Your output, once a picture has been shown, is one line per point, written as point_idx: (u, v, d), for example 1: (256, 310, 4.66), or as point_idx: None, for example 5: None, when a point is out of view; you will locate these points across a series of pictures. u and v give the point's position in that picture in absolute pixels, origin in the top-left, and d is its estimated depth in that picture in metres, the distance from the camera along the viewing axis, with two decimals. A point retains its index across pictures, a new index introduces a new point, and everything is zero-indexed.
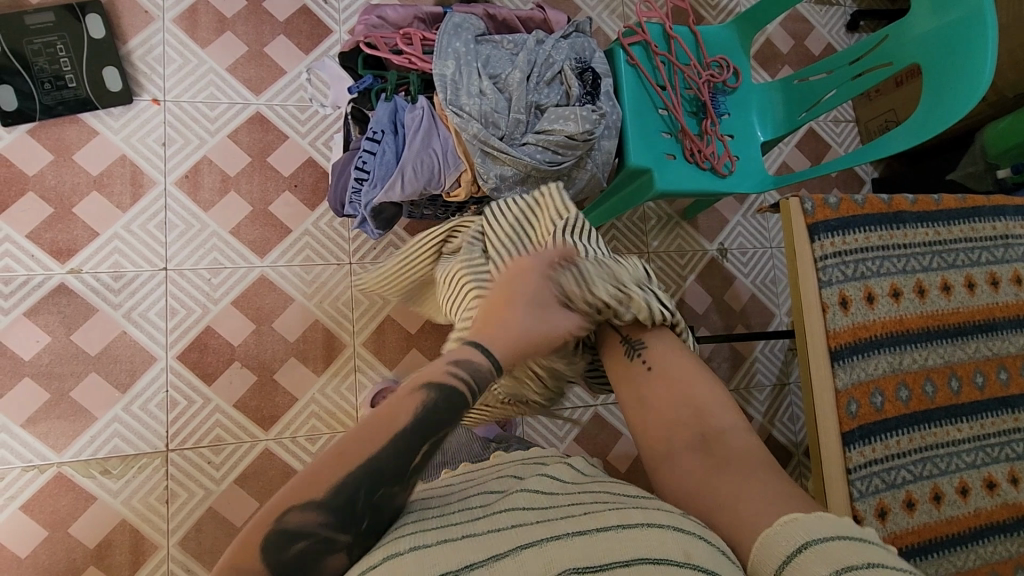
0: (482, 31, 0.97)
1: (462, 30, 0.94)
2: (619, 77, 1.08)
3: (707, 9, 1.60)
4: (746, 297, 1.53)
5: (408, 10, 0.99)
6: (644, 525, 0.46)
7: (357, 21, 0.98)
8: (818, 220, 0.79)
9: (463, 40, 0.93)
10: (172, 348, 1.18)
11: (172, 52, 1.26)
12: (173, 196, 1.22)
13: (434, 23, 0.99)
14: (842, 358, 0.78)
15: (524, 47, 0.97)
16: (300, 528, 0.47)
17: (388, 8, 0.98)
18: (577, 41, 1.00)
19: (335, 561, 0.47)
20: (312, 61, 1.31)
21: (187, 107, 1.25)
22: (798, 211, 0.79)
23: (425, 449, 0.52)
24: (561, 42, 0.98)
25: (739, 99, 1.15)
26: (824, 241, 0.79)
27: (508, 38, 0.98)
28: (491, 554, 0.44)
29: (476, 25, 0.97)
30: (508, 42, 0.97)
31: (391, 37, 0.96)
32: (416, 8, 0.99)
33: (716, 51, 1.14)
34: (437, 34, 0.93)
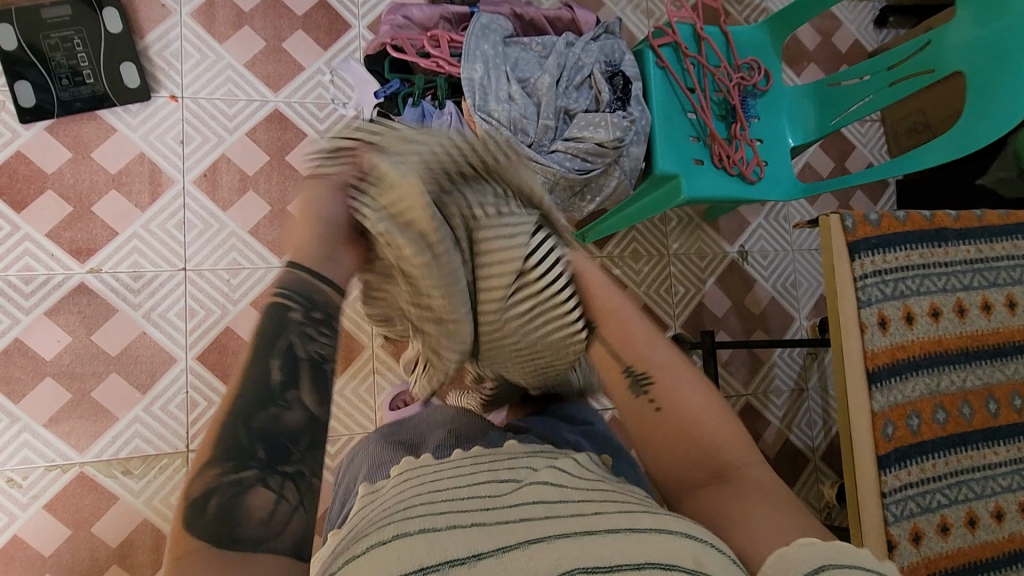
0: (511, 30, 0.95)
1: (492, 30, 0.92)
2: (647, 79, 1.05)
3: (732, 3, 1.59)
4: (766, 301, 1.52)
5: (434, 10, 0.96)
6: (651, 530, 0.47)
7: (383, 21, 0.95)
8: (858, 237, 0.77)
9: (492, 44, 0.91)
10: (191, 349, 1.18)
11: (190, 46, 1.24)
12: (192, 194, 1.21)
13: (460, 20, 0.96)
14: (880, 379, 0.76)
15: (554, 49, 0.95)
16: (208, 488, 0.47)
17: (414, 8, 0.95)
18: (608, 42, 0.97)
19: (258, 499, 0.47)
20: (331, 56, 1.31)
21: (206, 103, 1.23)
22: (839, 228, 0.77)
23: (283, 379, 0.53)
24: (590, 43, 0.96)
25: (770, 102, 1.12)
26: (864, 259, 0.76)
27: (537, 39, 0.95)
28: (498, 546, 0.43)
29: (505, 25, 0.94)
30: (537, 44, 0.94)
31: (419, 38, 0.93)
32: (441, 6, 0.96)
33: (747, 53, 1.11)
34: (465, 37, 0.91)
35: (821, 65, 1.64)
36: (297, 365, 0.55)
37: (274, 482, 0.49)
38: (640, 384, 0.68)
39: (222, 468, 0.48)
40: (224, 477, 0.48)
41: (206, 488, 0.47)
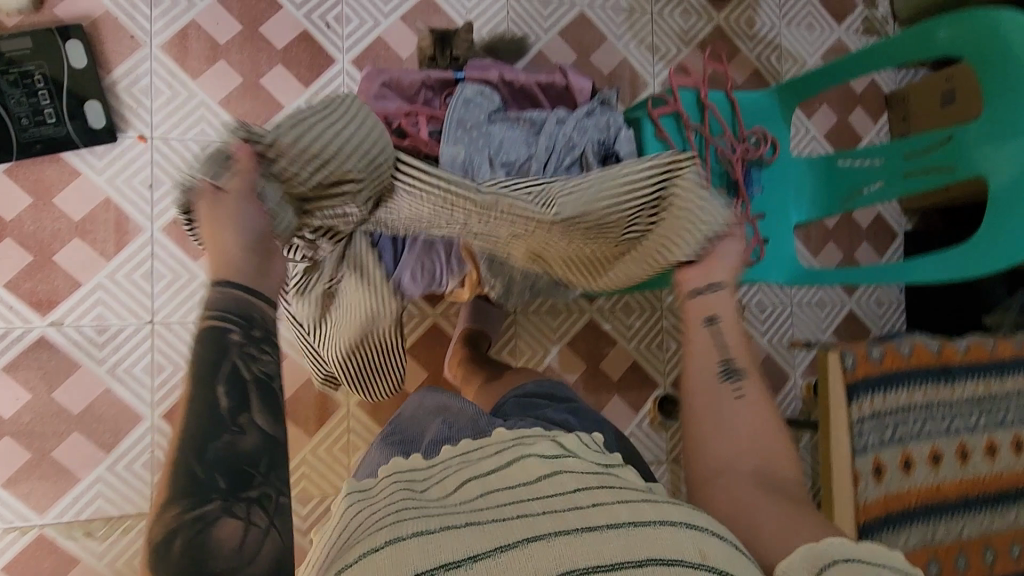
0: (496, 102, 0.87)
1: (475, 105, 0.84)
2: (645, 151, 0.97)
3: (742, 38, 1.49)
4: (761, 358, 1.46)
5: (416, 76, 0.88)
6: (655, 522, 0.44)
7: (359, 91, 0.87)
8: (858, 378, 0.90)
9: (475, 122, 0.83)
10: (158, 407, 1.14)
11: (160, 82, 1.16)
12: (160, 243, 1.15)
13: (444, 87, 0.88)
14: (876, 529, 0.87)
15: (542, 124, 0.86)
16: (173, 527, 0.44)
17: (395, 75, 0.87)
18: (602, 116, 0.89)
19: (229, 528, 0.45)
20: (311, 94, 1.23)
21: (176, 145, 1.16)
22: (839, 369, 0.90)
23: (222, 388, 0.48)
24: (582, 118, 0.88)
25: (776, 174, 1.03)
26: (863, 402, 0.89)
27: (524, 114, 0.87)
28: (496, 546, 0.41)
29: (490, 97, 0.86)
30: (525, 120, 0.86)
31: (397, 109, 0.85)
32: (423, 72, 0.88)
33: (753, 121, 1.02)
34: (446, 114, 0.83)
35: (835, 107, 1.55)
36: (243, 387, 0.49)
37: (240, 509, 0.46)
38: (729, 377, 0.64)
39: (184, 505, 0.44)
40: (187, 515, 0.44)
41: (169, 528, 0.44)
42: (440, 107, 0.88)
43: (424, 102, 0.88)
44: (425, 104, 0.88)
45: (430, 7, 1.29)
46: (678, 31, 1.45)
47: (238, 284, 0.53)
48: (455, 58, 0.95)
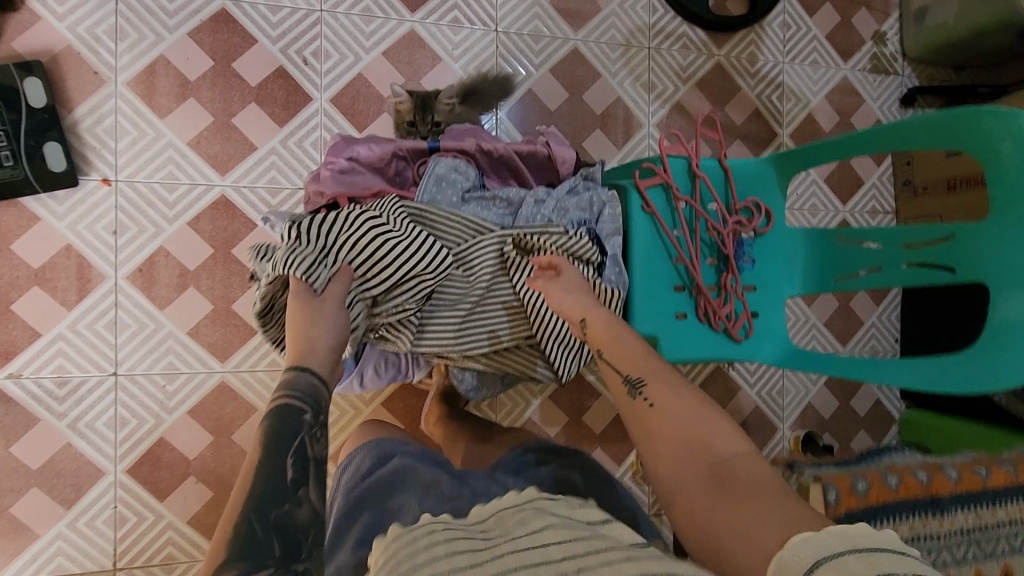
0: (472, 178, 0.83)
1: (448, 185, 0.80)
2: (631, 223, 0.92)
3: (743, 75, 1.43)
4: (749, 409, 1.43)
5: (385, 147, 0.83)
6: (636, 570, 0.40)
7: (325, 163, 0.82)
8: (841, 510, 0.84)
9: (448, 204, 0.80)
10: (122, 462, 1.10)
11: (125, 121, 1.10)
12: (125, 291, 1.10)
13: (416, 157, 0.83)
14: None
15: (521, 204, 0.84)
16: None
17: (362, 146, 0.82)
18: (584, 194, 0.86)
19: None
20: (286, 134, 1.17)
21: (142, 188, 1.11)
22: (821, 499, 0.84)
23: (290, 459, 0.58)
24: (563, 197, 0.85)
25: (769, 246, 0.99)
26: None
27: (501, 193, 0.83)
28: None
29: (465, 173, 0.82)
30: (502, 199, 0.82)
31: (365, 185, 0.81)
32: (394, 140, 0.83)
33: (746, 189, 0.97)
34: (417, 194, 0.79)
35: None
36: (305, 461, 0.59)
37: None
38: (635, 388, 0.66)
39: (241, 568, 0.50)
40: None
41: None
42: (412, 178, 0.84)
43: (395, 173, 0.84)
44: (396, 175, 0.84)
45: (414, 42, 1.23)
46: (675, 68, 1.38)
47: (313, 370, 0.64)
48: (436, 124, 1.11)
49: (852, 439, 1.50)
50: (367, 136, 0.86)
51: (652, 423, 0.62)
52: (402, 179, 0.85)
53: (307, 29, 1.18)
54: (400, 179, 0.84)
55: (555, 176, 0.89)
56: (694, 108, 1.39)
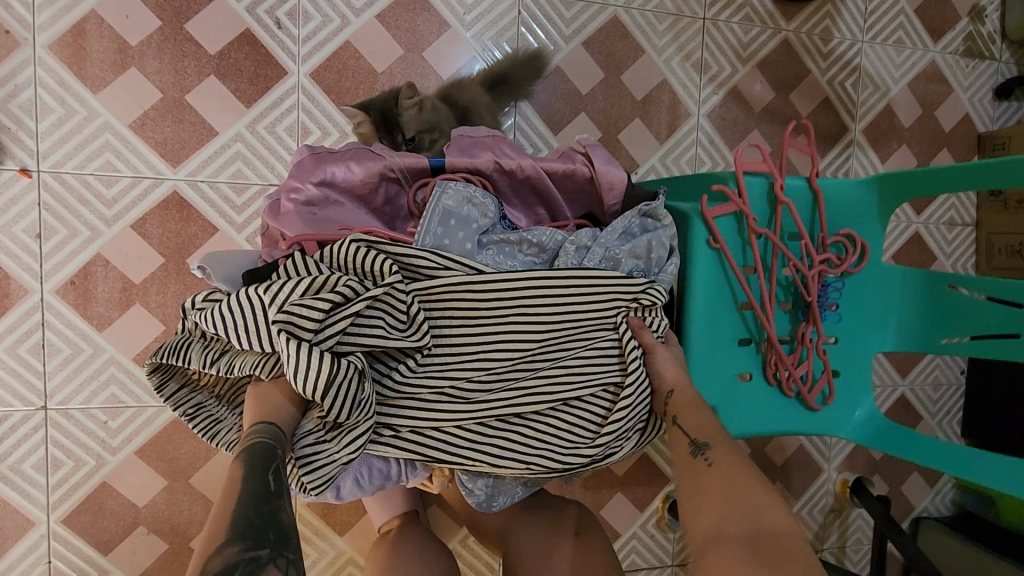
0: (491, 214, 0.67)
1: (458, 224, 0.64)
2: (690, 260, 0.71)
3: (815, 57, 1.18)
4: (792, 449, 1.24)
5: (370, 169, 0.66)
6: None
7: (289, 186, 0.66)
8: None
9: (459, 251, 0.64)
10: (55, 510, 0.92)
11: (48, 96, 0.87)
12: (55, 309, 0.90)
13: (413, 181, 0.67)
14: None
15: (557, 251, 0.68)
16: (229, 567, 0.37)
17: (338, 169, 0.65)
18: (642, 236, 0.68)
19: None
20: (256, 117, 0.94)
21: (73, 181, 0.89)
22: None
23: (269, 475, 0.44)
24: (615, 242, 0.68)
25: (860, 290, 0.78)
26: None
27: (532, 235, 0.67)
28: None
29: (481, 207, 0.66)
30: (530, 244, 0.67)
31: (342, 221, 0.67)
32: (382, 156, 0.66)
33: (839, 217, 0.76)
34: (417, 237, 0.63)
35: (915, 149, 1.26)
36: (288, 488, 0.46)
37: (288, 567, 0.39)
38: (697, 449, 0.54)
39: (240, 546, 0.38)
40: (245, 554, 0.38)
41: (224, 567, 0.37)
42: (407, 207, 0.69)
43: (384, 201, 0.68)
44: (386, 205, 0.69)
45: (416, 3, 0.99)
46: (734, 45, 1.14)
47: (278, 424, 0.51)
48: (412, 140, 0.89)
49: (904, 480, 1.33)
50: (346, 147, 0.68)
51: (694, 482, 0.51)
52: (393, 208, 0.70)
53: None
54: (390, 209, 0.69)
55: (596, 203, 0.72)
56: (753, 95, 1.16)
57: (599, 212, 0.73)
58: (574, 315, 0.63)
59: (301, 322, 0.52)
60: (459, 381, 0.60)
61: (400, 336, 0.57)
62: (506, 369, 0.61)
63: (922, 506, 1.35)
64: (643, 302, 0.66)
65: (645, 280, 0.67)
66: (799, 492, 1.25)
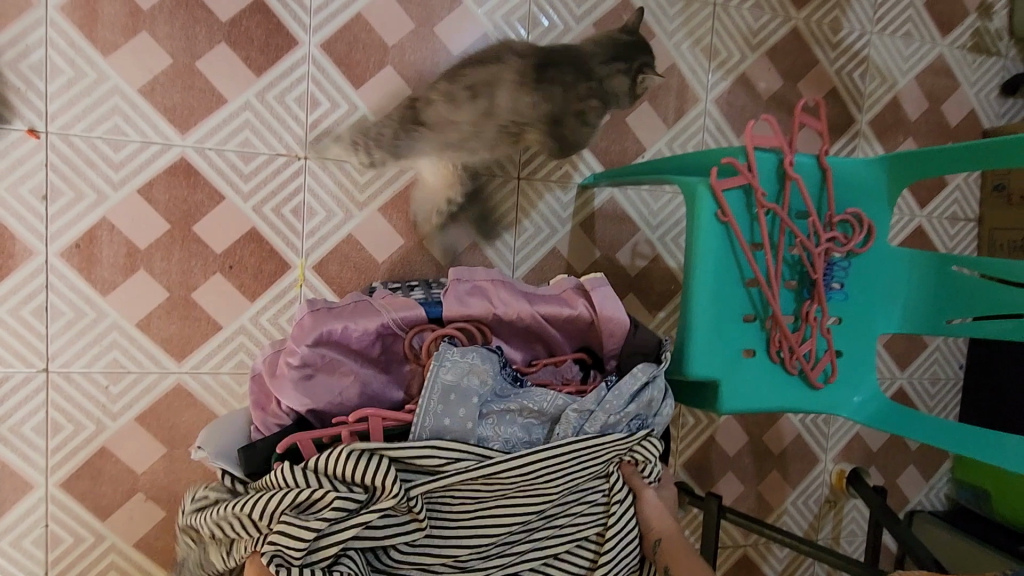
0: (492, 380, 0.65)
1: (459, 399, 0.63)
2: (698, 233, 0.71)
3: (823, 46, 1.18)
4: (789, 438, 1.25)
5: (368, 324, 0.67)
6: None
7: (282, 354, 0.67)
8: None
9: (459, 430, 0.63)
10: (54, 474, 0.92)
11: (58, 58, 0.87)
12: (59, 271, 0.89)
13: (408, 330, 0.68)
14: None
15: (557, 416, 0.66)
16: None
17: (336, 327, 0.66)
18: (644, 391, 0.68)
19: None
20: (265, 86, 0.94)
21: (81, 144, 0.89)
22: None
23: None
24: (619, 405, 0.66)
25: (868, 269, 0.78)
26: None
27: (532, 400, 0.66)
28: None
29: (481, 374, 0.64)
30: (532, 410, 0.66)
31: (340, 385, 0.67)
32: (380, 314, 0.67)
33: (847, 196, 0.76)
34: (415, 425, 0.62)
35: (920, 143, 1.26)
36: None
37: None
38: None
39: None
40: None
41: None
42: (402, 352, 0.70)
43: (381, 352, 0.69)
44: (383, 353, 0.70)
45: None
46: (744, 32, 1.14)
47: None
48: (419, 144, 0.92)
49: (900, 473, 1.33)
50: (334, 306, 0.69)
51: None
52: (389, 355, 0.70)
53: None
54: (386, 357, 0.70)
55: (595, 342, 0.72)
56: (761, 83, 1.16)
57: (596, 347, 0.74)
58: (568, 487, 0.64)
59: (287, 545, 0.55)
60: (460, 545, 0.62)
61: (393, 530, 0.60)
62: (504, 537, 0.62)
63: (916, 500, 1.34)
64: (635, 458, 0.68)
65: (642, 433, 0.68)
66: (795, 482, 1.26)
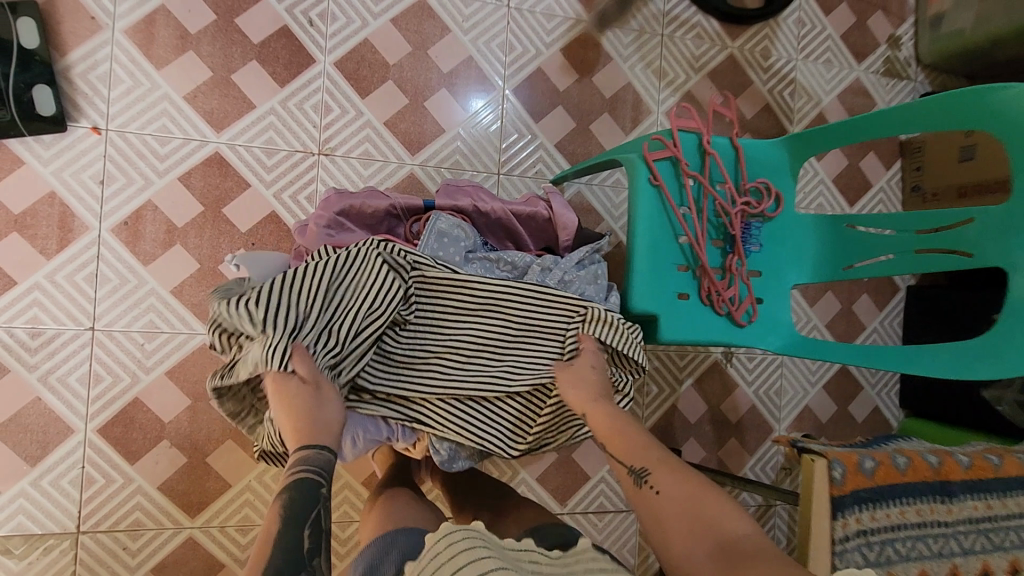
0: (474, 237, 0.80)
1: (451, 242, 0.77)
2: (635, 195, 0.89)
3: (756, 69, 1.41)
4: (745, 408, 1.39)
5: (380, 204, 0.81)
6: None
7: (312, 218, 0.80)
8: (846, 491, 0.79)
9: (449, 262, 0.77)
10: (92, 421, 1.05)
11: (120, 70, 1.07)
12: (108, 244, 1.06)
13: (410, 217, 0.82)
14: (847, 507, 0.79)
15: (527, 269, 0.81)
16: None
17: (355, 203, 0.80)
18: (591, 267, 0.83)
19: None
20: (287, 95, 1.14)
21: (134, 140, 1.07)
22: (826, 477, 0.79)
23: (307, 532, 0.55)
24: (571, 268, 0.82)
25: (779, 231, 0.96)
26: (847, 518, 0.78)
27: (507, 256, 0.80)
28: None
29: (468, 231, 0.80)
30: (506, 262, 0.80)
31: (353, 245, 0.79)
32: (389, 198, 0.82)
33: (758, 171, 0.95)
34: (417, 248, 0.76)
35: (845, 150, 1.47)
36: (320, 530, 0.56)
37: None
38: (640, 476, 0.63)
39: None
40: None
41: None
42: (404, 236, 0.83)
43: (387, 232, 0.83)
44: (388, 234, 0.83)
45: (424, 11, 1.20)
46: (688, 57, 1.36)
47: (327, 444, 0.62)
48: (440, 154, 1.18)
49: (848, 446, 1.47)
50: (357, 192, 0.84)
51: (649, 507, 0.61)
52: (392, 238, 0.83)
53: None
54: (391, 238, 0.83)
55: (554, 239, 0.87)
56: (705, 99, 1.37)
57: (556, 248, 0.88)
58: (529, 323, 0.75)
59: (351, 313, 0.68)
60: (433, 360, 0.73)
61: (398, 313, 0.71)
62: (474, 353, 0.73)
63: None
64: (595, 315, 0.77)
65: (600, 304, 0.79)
66: (752, 449, 1.39)
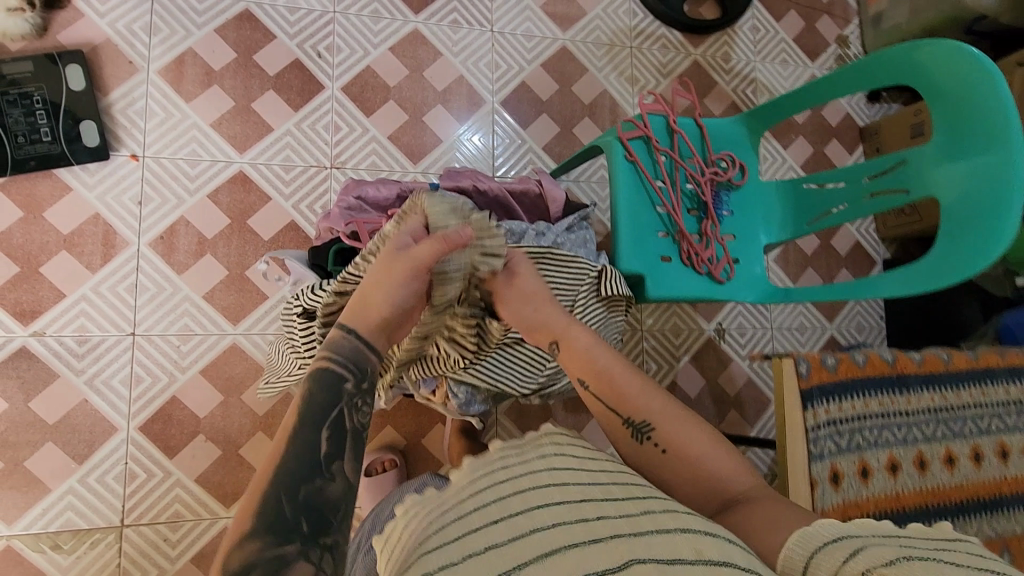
0: None
1: None
2: (615, 171, 1.00)
3: (719, 72, 1.56)
4: (742, 381, 1.47)
5: (391, 189, 0.93)
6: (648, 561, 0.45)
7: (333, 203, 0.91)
8: (812, 384, 0.94)
9: None
10: (134, 419, 1.14)
11: (155, 104, 1.21)
12: (147, 257, 1.18)
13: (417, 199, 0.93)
14: (813, 398, 0.93)
15: (522, 236, 0.90)
16: (248, 563, 0.48)
17: (369, 188, 0.92)
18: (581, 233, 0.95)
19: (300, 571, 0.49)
20: (301, 118, 1.28)
21: (167, 164, 1.21)
22: (794, 374, 0.94)
23: (327, 434, 0.56)
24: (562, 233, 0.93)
25: (744, 197, 1.08)
26: (815, 409, 0.93)
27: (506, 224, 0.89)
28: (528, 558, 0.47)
29: None
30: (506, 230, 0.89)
31: None
32: (399, 182, 0.93)
33: (722, 145, 1.08)
34: None
35: (809, 139, 1.60)
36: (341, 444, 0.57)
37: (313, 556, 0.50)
38: (642, 433, 0.67)
39: (264, 542, 0.49)
40: (265, 554, 0.49)
41: (247, 563, 0.48)
42: None
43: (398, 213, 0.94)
44: None
45: (418, 39, 1.36)
46: (656, 65, 1.51)
47: (356, 332, 0.63)
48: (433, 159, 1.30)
49: None
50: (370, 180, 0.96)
51: (660, 465, 0.65)
52: None
53: (322, 27, 1.31)
54: None
55: (545, 212, 0.98)
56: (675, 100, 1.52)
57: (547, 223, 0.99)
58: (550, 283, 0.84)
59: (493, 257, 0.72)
60: None
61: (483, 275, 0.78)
62: None
63: None
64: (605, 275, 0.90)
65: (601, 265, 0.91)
66: (752, 420, 1.46)
